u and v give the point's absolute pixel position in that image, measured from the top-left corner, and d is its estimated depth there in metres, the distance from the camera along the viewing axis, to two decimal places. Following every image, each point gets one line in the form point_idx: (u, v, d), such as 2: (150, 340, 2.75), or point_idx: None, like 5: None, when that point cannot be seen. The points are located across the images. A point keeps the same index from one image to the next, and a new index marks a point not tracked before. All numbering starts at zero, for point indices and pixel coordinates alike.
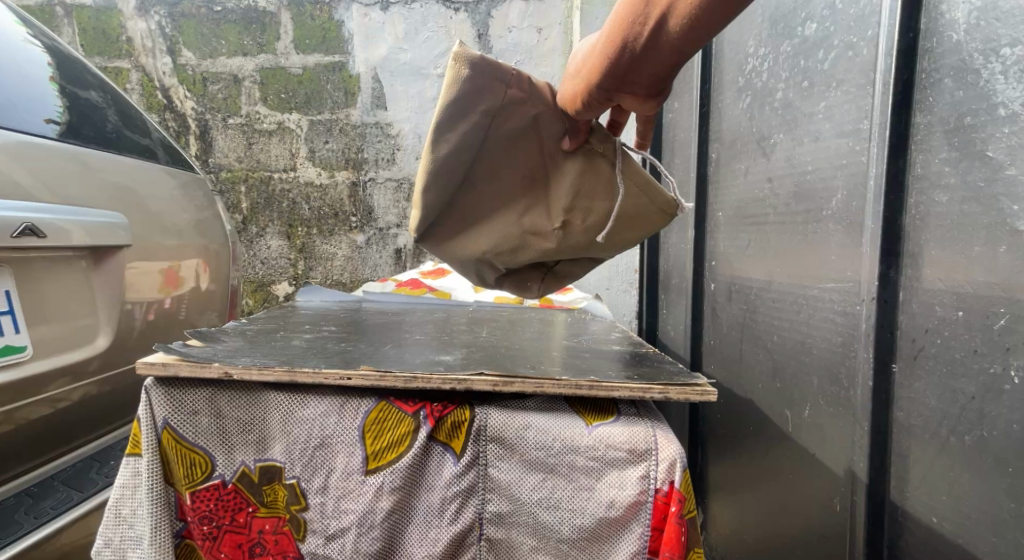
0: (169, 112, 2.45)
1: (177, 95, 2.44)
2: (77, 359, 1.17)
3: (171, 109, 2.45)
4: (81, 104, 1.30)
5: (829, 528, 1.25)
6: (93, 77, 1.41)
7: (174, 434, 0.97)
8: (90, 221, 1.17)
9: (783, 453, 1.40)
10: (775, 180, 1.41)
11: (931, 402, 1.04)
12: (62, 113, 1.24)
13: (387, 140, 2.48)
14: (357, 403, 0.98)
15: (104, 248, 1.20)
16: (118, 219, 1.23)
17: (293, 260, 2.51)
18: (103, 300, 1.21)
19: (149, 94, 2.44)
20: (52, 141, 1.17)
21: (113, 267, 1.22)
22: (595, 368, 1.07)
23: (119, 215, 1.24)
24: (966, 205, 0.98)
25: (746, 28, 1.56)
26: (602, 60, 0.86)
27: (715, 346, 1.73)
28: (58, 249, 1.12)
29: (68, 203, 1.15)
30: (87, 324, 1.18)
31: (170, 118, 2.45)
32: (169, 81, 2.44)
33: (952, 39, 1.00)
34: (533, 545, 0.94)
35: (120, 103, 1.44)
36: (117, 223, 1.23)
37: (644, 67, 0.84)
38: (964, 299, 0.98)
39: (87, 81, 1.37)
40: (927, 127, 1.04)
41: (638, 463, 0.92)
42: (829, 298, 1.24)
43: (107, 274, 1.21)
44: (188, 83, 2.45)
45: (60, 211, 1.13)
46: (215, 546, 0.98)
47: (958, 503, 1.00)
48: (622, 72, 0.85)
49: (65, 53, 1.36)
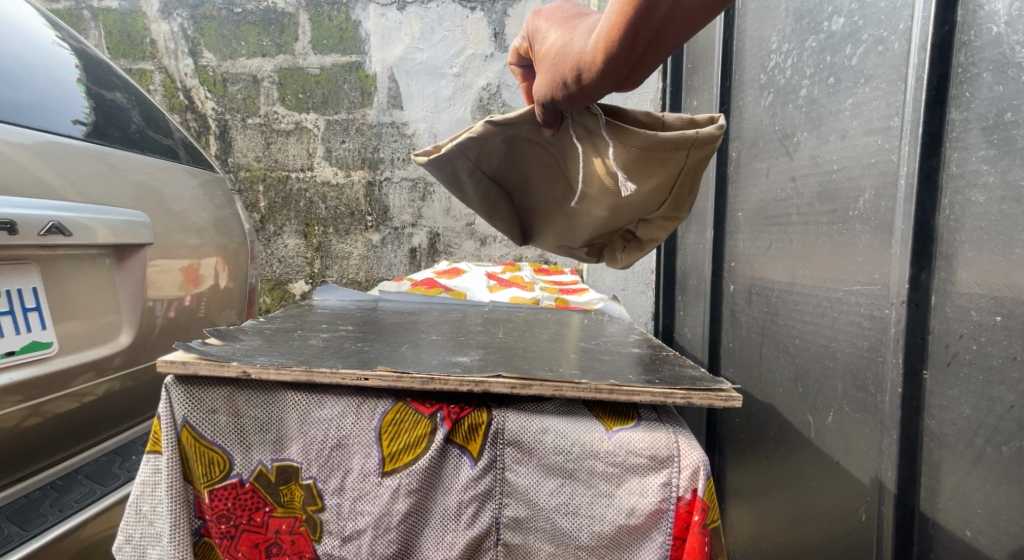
0: (191, 113, 2.47)
1: (198, 96, 2.46)
2: (102, 355, 1.17)
3: (193, 109, 2.47)
4: (107, 105, 1.30)
5: (854, 536, 1.22)
6: (119, 78, 1.41)
7: (192, 433, 0.96)
8: (115, 220, 1.17)
9: (806, 459, 1.36)
10: (799, 180, 1.38)
11: (965, 410, 1.00)
12: (89, 114, 1.24)
13: (403, 139, 2.47)
14: (374, 404, 0.97)
15: (127, 246, 1.20)
16: (141, 218, 1.23)
17: (309, 259, 2.51)
18: (126, 297, 1.20)
19: (171, 95, 2.46)
20: (79, 142, 1.17)
21: (136, 265, 1.22)
22: (615, 371, 1.05)
23: (144, 214, 1.24)
24: (1006, 205, 0.94)
25: (770, 24, 1.52)
26: (600, 64, 0.82)
27: (734, 350, 1.70)
28: (83, 246, 1.12)
29: (94, 201, 1.15)
30: (111, 321, 1.18)
31: (192, 119, 2.47)
32: (191, 82, 2.46)
33: (992, 31, 0.96)
34: (551, 550, 0.92)
35: (145, 104, 1.44)
36: (142, 222, 1.23)
37: (640, 64, 0.81)
38: (1003, 303, 0.95)
39: (113, 82, 1.38)
40: (963, 124, 1.00)
41: (660, 470, 0.90)
42: (856, 301, 1.20)
43: (130, 271, 1.21)
44: (209, 84, 2.46)
45: (84, 209, 1.12)
46: (232, 545, 0.97)
47: (995, 516, 0.97)
48: (634, 56, 0.80)
49: (91, 54, 1.37)
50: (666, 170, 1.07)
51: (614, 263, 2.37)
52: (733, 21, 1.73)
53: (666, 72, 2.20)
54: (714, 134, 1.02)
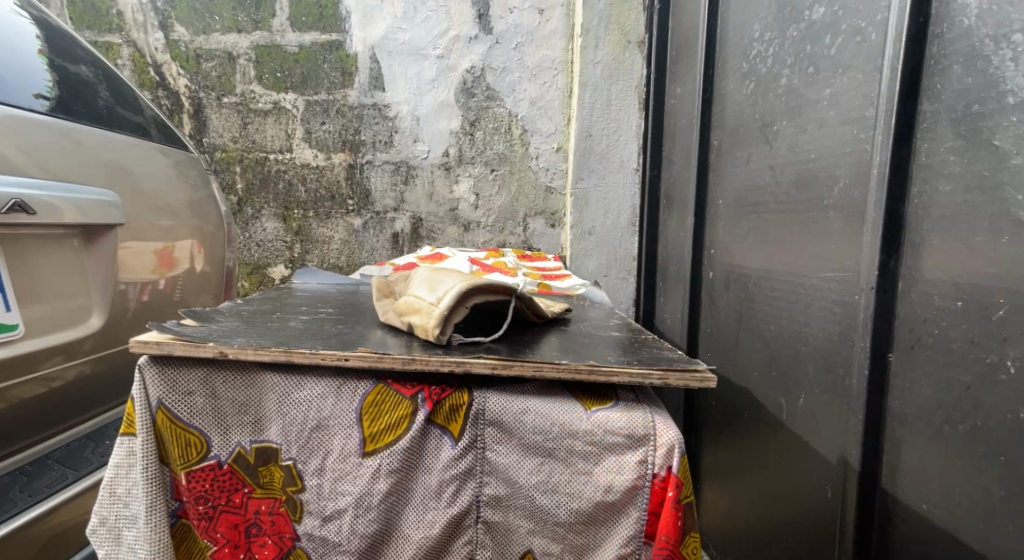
0: (162, 89, 2.41)
1: (170, 72, 2.41)
2: (72, 338, 1.15)
3: (164, 85, 2.41)
4: (71, 79, 1.27)
5: (819, 513, 1.26)
6: (84, 51, 1.38)
7: (168, 414, 0.97)
8: (83, 199, 1.15)
9: (776, 439, 1.41)
10: (777, 168, 1.41)
11: (926, 391, 1.04)
12: (51, 88, 1.20)
13: (385, 122, 2.41)
14: (354, 385, 0.98)
15: (97, 227, 1.18)
16: (112, 198, 1.21)
17: (288, 243, 2.47)
18: (97, 279, 1.19)
19: (141, 70, 2.41)
20: (40, 117, 1.13)
21: (106, 246, 1.20)
22: (595, 353, 1.08)
23: (113, 194, 1.22)
24: (970, 195, 0.97)
25: (752, 12, 1.54)
26: None
27: (711, 334, 1.73)
28: (49, 225, 1.10)
29: (61, 180, 1.13)
30: (81, 305, 1.17)
31: (163, 95, 2.42)
32: (162, 58, 2.40)
33: (964, 24, 0.99)
34: (530, 528, 0.95)
35: (112, 78, 1.42)
36: (111, 202, 1.20)
37: None
38: (964, 289, 0.98)
39: (77, 54, 1.34)
40: (933, 115, 1.03)
41: (636, 447, 0.92)
42: (828, 286, 1.23)
43: (99, 253, 1.19)
44: (181, 60, 2.40)
45: (52, 188, 1.10)
46: (211, 525, 0.98)
47: (948, 491, 1.01)
48: None
49: (54, 25, 1.33)
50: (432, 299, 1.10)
51: (596, 250, 2.34)
52: (717, 8, 1.75)
53: (651, 58, 2.22)
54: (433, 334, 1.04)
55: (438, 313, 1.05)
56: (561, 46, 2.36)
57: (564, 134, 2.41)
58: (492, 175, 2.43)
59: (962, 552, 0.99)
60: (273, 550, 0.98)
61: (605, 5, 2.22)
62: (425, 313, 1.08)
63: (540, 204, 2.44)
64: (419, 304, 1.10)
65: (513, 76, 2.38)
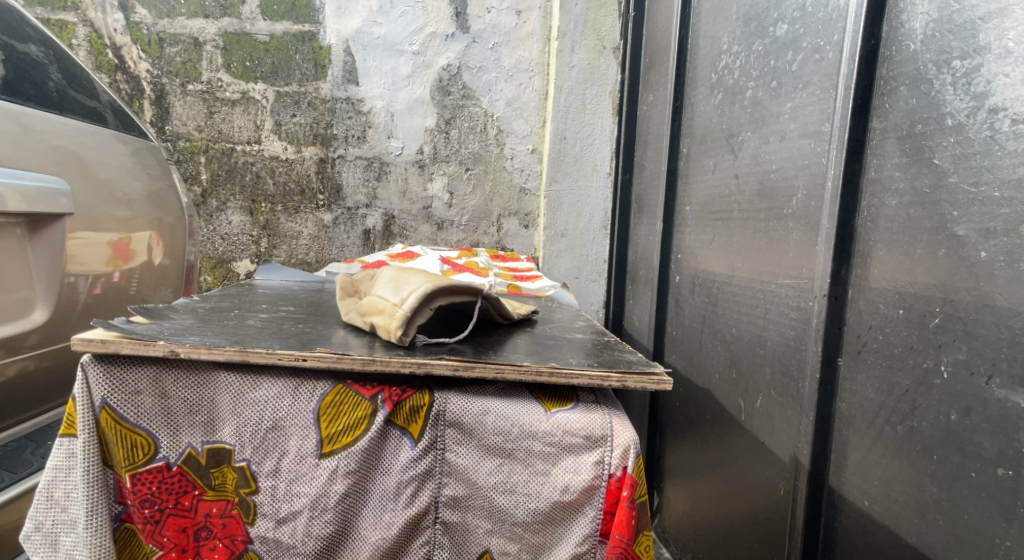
0: (121, 73, 2.31)
1: (131, 55, 2.31)
2: (15, 333, 1.13)
3: (123, 69, 2.31)
4: (21, 60, 1.23)
5: (772, 511, 1.30)
6: (33, 29, 1.32)
7: (113, 415, 0.95)
8: (32, 186, 1.12)
9: (736, 440, 1.44)
10: (741, 177, 1.44)
11: (871, 394, 1.08)
12: None
13: (358, 116, 2.39)
14: (313, 386, 0.99)
15: (43, 215, 1.15)
16: (60, 185, 1.18)
17: (255, 237, 2.40)
18: (43, 271, 1.16)
19: (98, 52, 2.30)
20: None
21: (53, 238, 1.17)
22: (557, 354, 1.11)
23: (63, 181, 1.19)
24: (912, 209, 1.02)
25: (722, 23, 1.57)
26: None
27: (677, 337, 1.77)
28: None
29: (7, 165, 1.09)
30: (24, 297, 1.14)
31: (122, 79, 2.31)
32: (122, 40, 2.31)
33: (909, 48, 1.03)
34: (487, 528, 0.96)
35: (64, 59, 1.38)
36: (60, 190, 1.18)
37: None
38: (905, 298, 1.02)
39: (26, 33, 1.29)
40: (882, 133, 1.08)
41: (594, 448, 0.94)
42: (785, 293, 1.27)
43: (46, 245, 1.16)
44: (143, 43, 2.31)
45: None
46: (157, 530, 0.97)
47: (888, 488, 1.05)
48: None
49: None
50: (397, 299, 1.10)
51: (568, 252, 2.37)
52: (689, 17, 1.78)
53: (626, 65, 2.26)
54: (394, 334, 1.05)
55: (403, 313, 1.06)
56: (537, 48, 2.38)
57: (539, 136, 2.44)
58: (467, 174, 2.43)
59: (898, 547, 1.03)
60: (224, 553, 0.98)
61: (582, 9, 2.25)
62: (388, 315, 1.09)
63: (513, 204, 2.46)
64: (384, 305, 1.11)
65: (490, 75, 2.39)
